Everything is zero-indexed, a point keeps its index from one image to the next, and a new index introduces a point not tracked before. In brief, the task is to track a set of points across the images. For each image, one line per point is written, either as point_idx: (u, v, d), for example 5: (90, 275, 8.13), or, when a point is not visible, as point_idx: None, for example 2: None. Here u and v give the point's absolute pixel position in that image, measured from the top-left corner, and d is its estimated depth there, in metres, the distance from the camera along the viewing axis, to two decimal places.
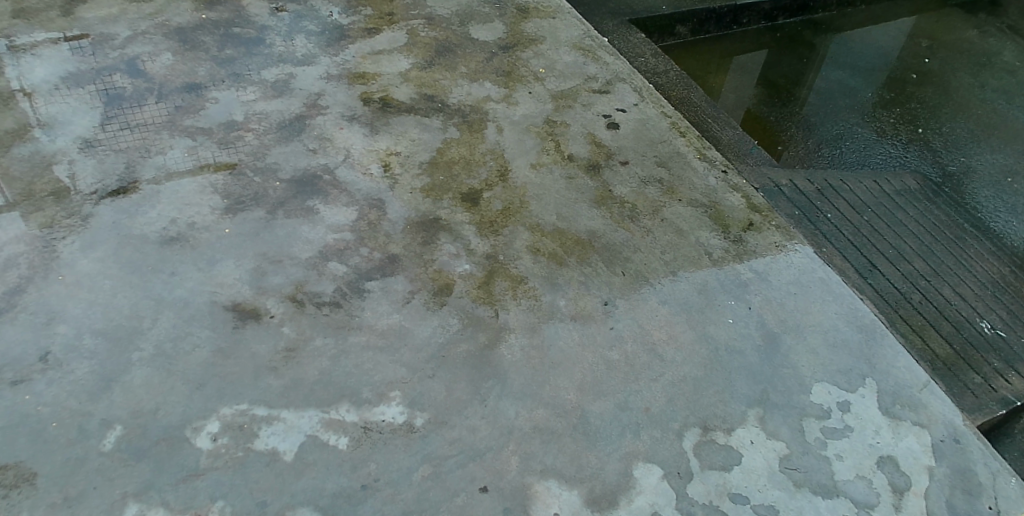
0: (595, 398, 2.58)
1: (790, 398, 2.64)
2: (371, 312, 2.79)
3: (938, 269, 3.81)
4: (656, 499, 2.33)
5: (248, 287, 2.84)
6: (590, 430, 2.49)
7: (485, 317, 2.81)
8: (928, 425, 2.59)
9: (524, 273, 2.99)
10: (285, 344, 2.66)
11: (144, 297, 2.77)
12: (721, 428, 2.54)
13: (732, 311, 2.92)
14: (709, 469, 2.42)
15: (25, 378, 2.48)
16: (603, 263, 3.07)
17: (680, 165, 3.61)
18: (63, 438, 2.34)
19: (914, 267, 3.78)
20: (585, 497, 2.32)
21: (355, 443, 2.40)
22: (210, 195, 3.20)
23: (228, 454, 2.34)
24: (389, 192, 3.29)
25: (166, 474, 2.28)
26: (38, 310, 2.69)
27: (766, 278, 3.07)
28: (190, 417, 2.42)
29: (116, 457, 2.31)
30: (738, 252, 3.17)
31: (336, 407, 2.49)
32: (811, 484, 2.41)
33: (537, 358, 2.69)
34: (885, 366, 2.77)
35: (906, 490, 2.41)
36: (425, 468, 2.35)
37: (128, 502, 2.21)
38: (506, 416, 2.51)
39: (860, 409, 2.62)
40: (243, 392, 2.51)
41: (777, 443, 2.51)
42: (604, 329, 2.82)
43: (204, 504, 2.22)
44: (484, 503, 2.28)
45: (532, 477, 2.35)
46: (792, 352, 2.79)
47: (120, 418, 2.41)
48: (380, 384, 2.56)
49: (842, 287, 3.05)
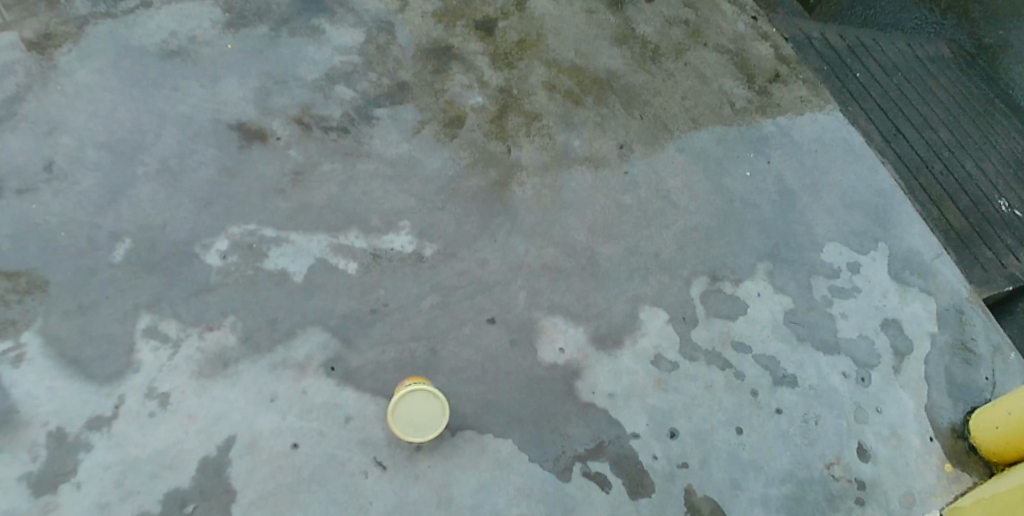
0: (606, 241, 2.59)
1: (801, 257, 2.63)
2: (381, 140, 2.71)
3: (962, 143, 3.67)
4: (660, 342, 2.38)
5: (253, 107, 2.71)
6: (599, 271, 2.51)
7: (497, 153, 2.74)
8: (935, 293, 2.59)
9: (539, 109, 2.88)
10: (293, 168, 2.59)
11: (146, 112, 2.65)
12: (730, 279, 2.55)
13: (752, 164, 2.86)
14: (714, 317, 2.45)
15: (31, 188, 2.42)
16: (621, 105, 2.95)
17: (707, 7, 3.34)
18: (73, 248, 2.33)
19: (940, 137, 3.63)
20: (590, 334, 2.36)
21: (364, 268, 2.41)
22: (211, 8, 2.97)
23: (238, 271, 2.35)
24: (397, 15, 3.07)
25: (178, 287, 2.30)
26: (39, 120, 2.57)
27: (787, 133, 2.97)
28: (199, 234, 2.41)
29: (126, 268, 2.31)
30: (762, 104, 3.04)
31: (346, 232, 2.47)
32: (812, 340, 2.43)
33: (549, 198, 2.66)
34: (899, 232, 2.74)
35: (907, 354, 2.43)
36: (434, 296, 2.38)
37: (140, 313, 2.23)
38: (516, 252, 2.52)
39: (870, 272, 2.62)
40: (251, 212, 2.47)
41: (784, 297, 2.52)
42: (618, 173, 2.76)
43: (216, 319, 2.25)
44: (491, 332, 2.33)
45: (539, 312, 2.39)
46: (808, 211, 2.76)
47: (128, 231, 2.39)
48: (389, 212, 2.54)
49: (865, 149, 2.96)
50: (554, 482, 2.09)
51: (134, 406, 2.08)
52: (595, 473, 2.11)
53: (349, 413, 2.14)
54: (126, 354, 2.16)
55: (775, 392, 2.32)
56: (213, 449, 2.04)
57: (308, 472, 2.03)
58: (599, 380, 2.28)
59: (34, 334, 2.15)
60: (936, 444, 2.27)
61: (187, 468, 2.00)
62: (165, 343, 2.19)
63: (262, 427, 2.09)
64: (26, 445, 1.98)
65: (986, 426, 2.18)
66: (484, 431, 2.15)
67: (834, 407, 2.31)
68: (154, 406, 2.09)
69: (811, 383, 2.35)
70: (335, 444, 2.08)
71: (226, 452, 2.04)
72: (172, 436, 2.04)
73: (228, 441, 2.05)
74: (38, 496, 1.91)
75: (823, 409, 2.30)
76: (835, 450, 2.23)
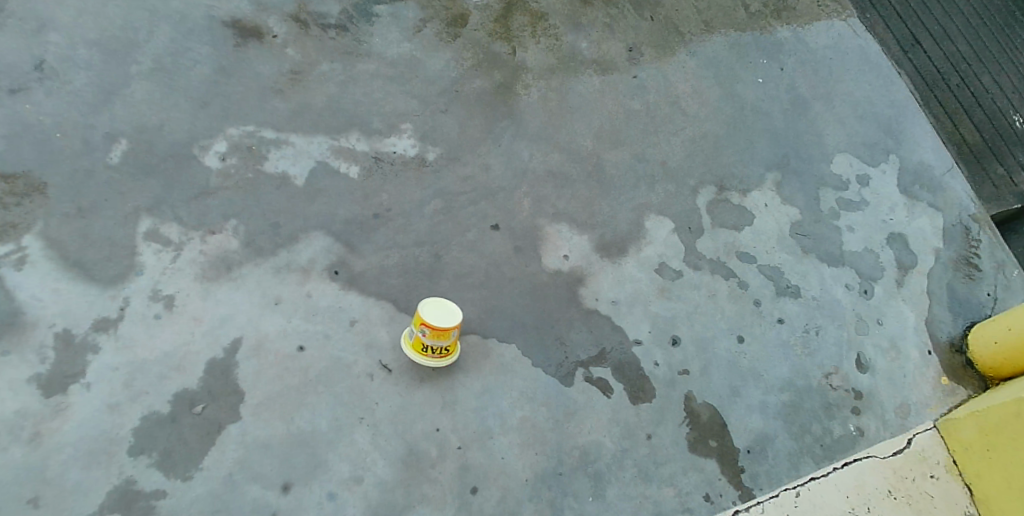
0: (613, 147, 2.54)
1: (811, 167, 2.58)
2: (381, 40, 2.61)
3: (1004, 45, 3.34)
4: (665, 251, 2.37)
5: (248, 5, 2.61)
6: (605, 178, 2.47)
7: (501, 55, 2.64)
8: (943, 208, 2.56)
9: (546, 9, 2.78)
10: (291, 67, 2.50)
11: (138, 9, 2.55)
12: (737, 189, 2.51)
13: (763, 70, 2.76)
14: (720, 227, 2.43)
15: (22, 87, 2.33)
16: (631, 6, 2.84)
17: None
18: (68, 150, 2.27)
19: (974, 40, 3.34)
20: (595, 243, 2.35)
21: (366, 172, 2.36)
22: None
23: (239, 175, 2.31)
24: None
25: (178, 190, 2.26)
26: (26, 16, 2.45)
27: (803, 39, 2.86)
28: (197, 136, 2.35)
29: (124, 171, 2.27)
30: (777, 8, 2.92)
31: (346, 135, 2.41)
32: (818, 252, 2.42)
33: (555, 102, 2.59)
34: (911, 144, 2.67)
35: (911, 268, 2.43)
36: (437, 202, 2.35)
37: (141, 216, 2.21)
38: (521, 158, 2.47)
39: (879, 185, 2.57)
40: (249, 113, 2.40)
41: (791, 209, 2.49)
42: (626, 78, 2.68)
43: (217, 223, 2.23)
44: (495, 239, 2.32)
45: (544, 220, 2.37)
46: (819, 120, 2.69)
47: (125, 132, 2.33)
48: (391, 115, 2.47)
49: (881, 58, 2.85)
50: (557, 386, 2.14)
51: (139, 309, 2.10)
52: (597, 378, 2.16)
53: (354, 317, 2.16)
54: (129, 257, 2.15)
55: (778, 303, 2.33)
56: (219, 351, 2.07)
57: (315, 374, 2.08)
58: (603, 287, 2.29)
59: (36, 238, 2.13)
60: (935, 357, 2.30)
61: (195, 368, 2.04)
62: (167, 246, 2.18)
63: (268, 330, 2.11)
64: (34, 346, 1.99)
65: (984, 340, 2.22)
66: (489, 336, 2.18)
67: (835, 318, 2.33)
68: (159, 309, 2.10)
69: (814, 295, 2.36)
70: (340, 348, 2.12)
71: (233, 354, 2.07)
72: (179, 338, 2.07)
73: (236, 343, 2.09)
74: (49, 396, 1.94)
75: (823, 319, 2.32)
76: (834, 360, 2.27)
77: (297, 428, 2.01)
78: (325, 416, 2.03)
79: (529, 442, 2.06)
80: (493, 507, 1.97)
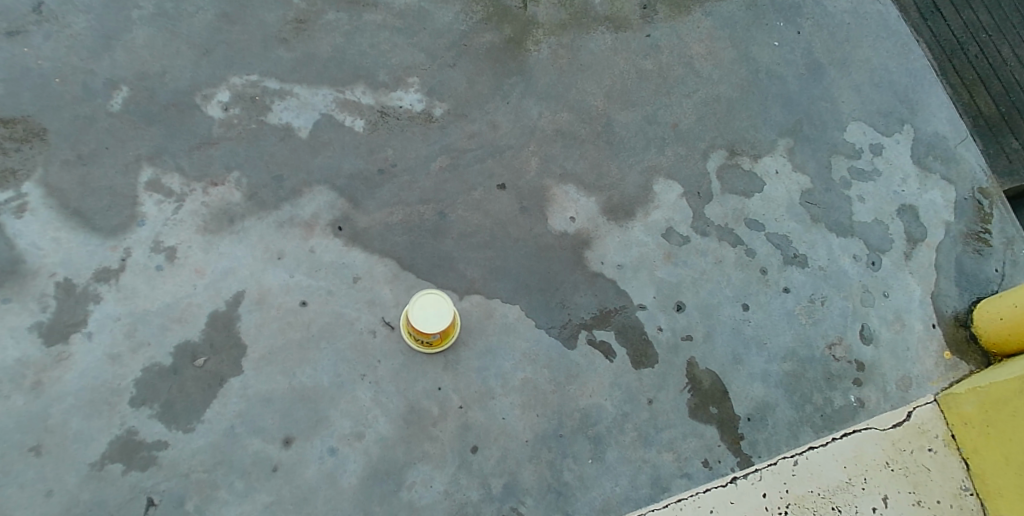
0: (623, 108, 2.48)
1: (824, 134, 2.52)
2: None
3: None
4: (672, 216, 2.33)
5: None
6: (614, 140, 2.43)
7: (512, 8, 2.56)
8: (957, 180, 2.50)
9: None
10: (295, 16, 2.43)
11: None
12: (748, 155, 2.46)
13: (779, 33, 2.68)
14: (730, 193, 2.39)
15: (21, 30, 2.28)
16: None
17: None
18: (69, 96, 2.22)
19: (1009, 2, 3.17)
20: (602, 206, 2.32)
21: (372, 126, 2.32)
22: None
23: (241, 126, 2.26)
24: None
25: (180, 140, 2.22)
26: None
27: (822, 2, 2.76)
28: (199, 84, 2.29)
29: (125, 119, 2.22)
30: None
31: (351, 88, 2.36)
32: (826, 222, 2.39)
33: (565, 59, 2.52)
34: (929, 113, 2.61)
35: (920, 241, 2.39)
36: (444, 159, 2.31)
37: (143, 166, 2.17)
38: (529, 116, 2.42)
39: (892, 154, 2.52)
40: (252, 63, 2.34)
41: (802, 177, 2.44)
42: (639, 36, 2.60)
43: (220, 174, 2.19)
44: (502, 199, 2.28)
45: (551, 180, 2.33)
46: (834, 86, 2.62)
47: (125, 79, 2.27)
48: (398, 69, 2.41)
49: (900, 23, 2.76)
50: (559, 348, 2.13)
51: (141, 259, 2.08)
52: (600, 342, 2.15)
53: (357, 274, 2.14)
54: (130, 207, 2.12)
55: (785, 271, 2.31)
56: (221, 304, 2.06)
57: (317, 329, 2.07)
58: (609, 251, 2.26)
59: (36, 185, 2.11)
60: (938, 330, 2.28)
61: (196, 321, 2.04)
62: (169, 198, 2.15)
63: (271, 285, 2.10)
64: (35, 294, 2.00)
65: (991, 315, 2.18)
66: (492, 297, 2.16)
67: (841, 288, 2.31)
68: (160, 261, 2.09)
69: (821, 265, 2.33)
70: (343, 304, 2.10)
71: (235, 308, 2.06)
72: (180, 290, 2.06)
73: (238, 296, 2.08)
74: (49, 346, 1.96)
75: (829, 290, 2.30)
76: (838, 330, 2.26)
77: (298, 383, 2.02)
78: (326, 372, 2.03)
79: (530, 404, 2.07)
80: (492, 466, 2.00)
